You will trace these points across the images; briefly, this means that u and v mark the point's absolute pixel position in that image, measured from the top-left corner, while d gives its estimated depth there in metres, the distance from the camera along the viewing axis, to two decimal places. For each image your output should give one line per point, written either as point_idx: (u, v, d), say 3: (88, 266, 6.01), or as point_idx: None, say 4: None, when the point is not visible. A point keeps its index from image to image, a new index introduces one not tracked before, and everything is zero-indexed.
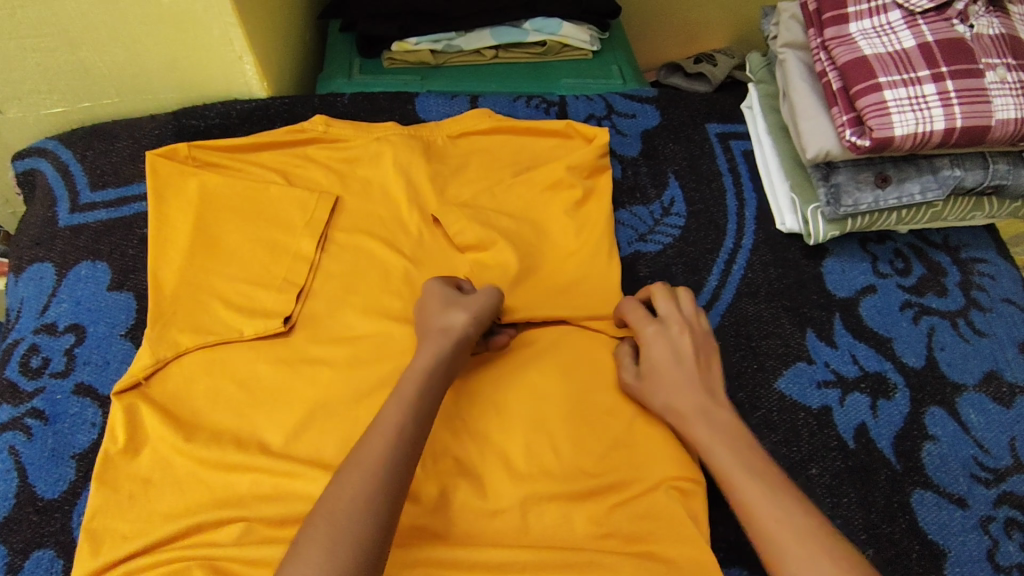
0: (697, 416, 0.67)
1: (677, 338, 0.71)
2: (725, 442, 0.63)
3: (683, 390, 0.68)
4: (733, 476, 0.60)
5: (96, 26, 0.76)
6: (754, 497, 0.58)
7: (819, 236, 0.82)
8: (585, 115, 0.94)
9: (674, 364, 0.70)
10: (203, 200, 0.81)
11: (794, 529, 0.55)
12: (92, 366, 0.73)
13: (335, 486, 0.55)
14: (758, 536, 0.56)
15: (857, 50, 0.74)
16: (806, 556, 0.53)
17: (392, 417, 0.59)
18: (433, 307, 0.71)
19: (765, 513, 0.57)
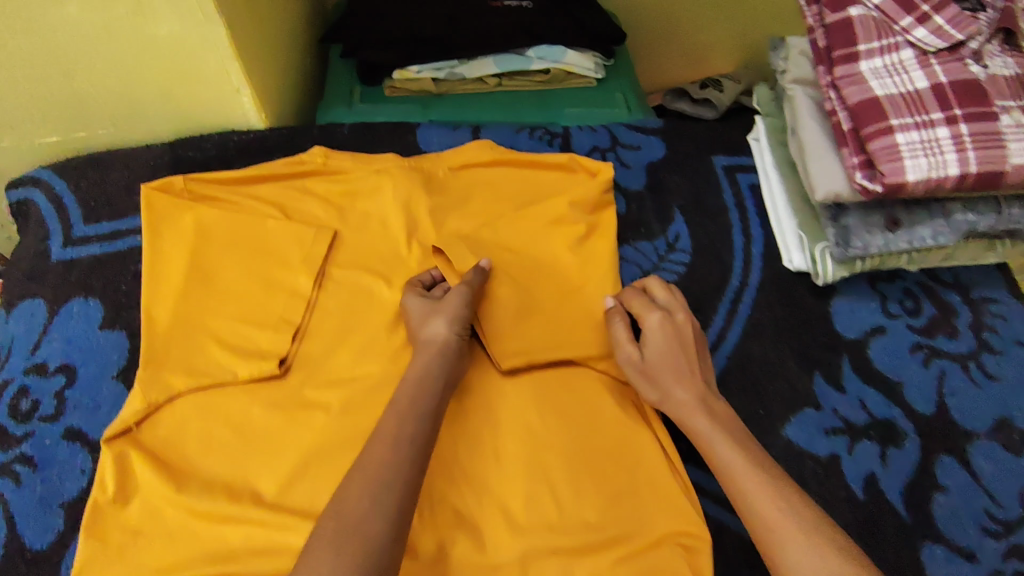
0: (697, 407, 0.68)
1: (677, 328, 0.73)
2: (726, 436, 0.66)
3: (685, 382, 0.69)
4: (736, 469, 0.63)
5: (91, 58, 0.74)
6: (757, 491, 0.61)
7: (828, 277, 0.81)
8: (588, 147, 0.93)
9: (677, 354, 0.71)
10: (199, 235, 0.79)
11: (798, 523, 0.58)
12: (82, 410, 0.71)
13: (342, 491, 0.57)
14: (763, 529, 0.59)
15: (868, 90, 0.72)
16: (809, 548, 0.56)
17: (392, 422, 0.61)
18: (420, 314, 0.73)
19: (768, 507, 0.59)
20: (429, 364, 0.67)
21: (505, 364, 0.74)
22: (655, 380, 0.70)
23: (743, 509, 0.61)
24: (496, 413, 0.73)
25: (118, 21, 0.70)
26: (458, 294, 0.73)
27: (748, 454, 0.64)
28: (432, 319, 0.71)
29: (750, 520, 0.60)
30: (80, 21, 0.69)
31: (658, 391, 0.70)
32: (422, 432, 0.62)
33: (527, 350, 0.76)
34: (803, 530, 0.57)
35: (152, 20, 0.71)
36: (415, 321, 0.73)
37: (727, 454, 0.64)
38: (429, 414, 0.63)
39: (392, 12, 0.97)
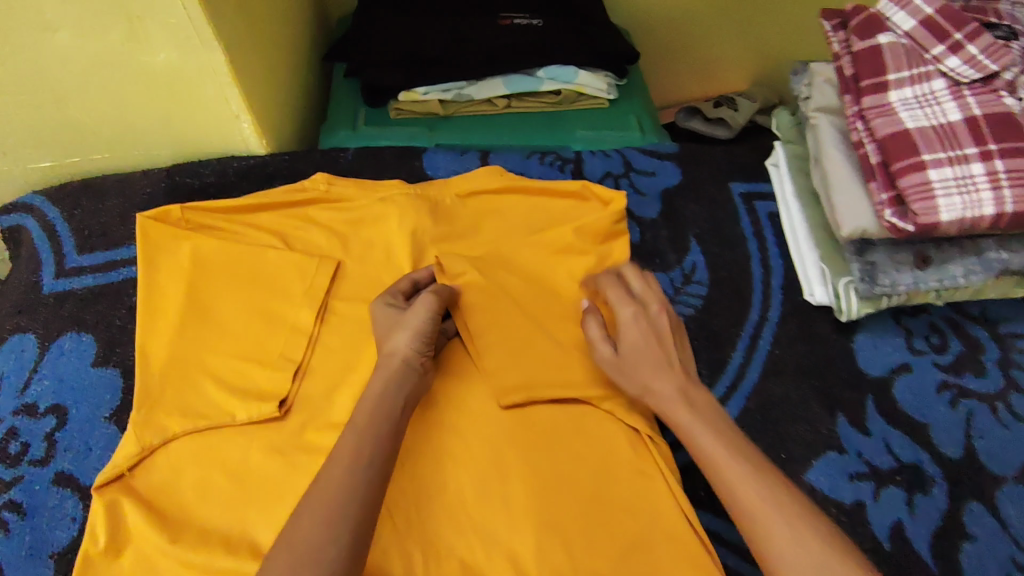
0: (675, 398, 0.64)
1: (654, 319, 0.68)
2: (707, 426, 0.62)
3: (662, 372, 0.65)
4: (720, 460, 0.59)
5: (84, 85, 0.70)
6: (740, 482, 0.57)
7: (852, 313, 0.77)
8: (601, 173, 0.89)
9: (652, 344, 0.67)
10: (196, 267, 0.76)
11: (783, 514, 0.55)
12: (74, 453, 0.68)
13: (295, 518, 0.55)
14: (748, 523, 0.56)
15: (898, 123, 0.69)
16: (796, 540, 0.53)
17: (348, 444, 0.59)
18: (387, 324, 0.69)
19: (752, 499, 0.56)
20: (387, 379, 0.64)
21: (505, 400, 0.71)
22: (630, 374, 0.67)
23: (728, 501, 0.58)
24: (505, 457, 0.70)
25: (112, 47, 0.67)
26: (422, 303, 0.69)
27: (729, 443, 0.60)
28: (395, 330, 0.68)
29: (735, 512, 0.57)
30: (73, 47, 0.66)
31: (635, 385, 0.67)
32: (382, 454, 0.59)
33: (538, 390, 0.72)
34: (790, 522, 0.54)
35: (148, 46, 0.67)
36: (382, 330, 0.69)
37: (708, 444, 0.61)
38: (388, 431, 0.61)
39: (399, 30, 0.94)
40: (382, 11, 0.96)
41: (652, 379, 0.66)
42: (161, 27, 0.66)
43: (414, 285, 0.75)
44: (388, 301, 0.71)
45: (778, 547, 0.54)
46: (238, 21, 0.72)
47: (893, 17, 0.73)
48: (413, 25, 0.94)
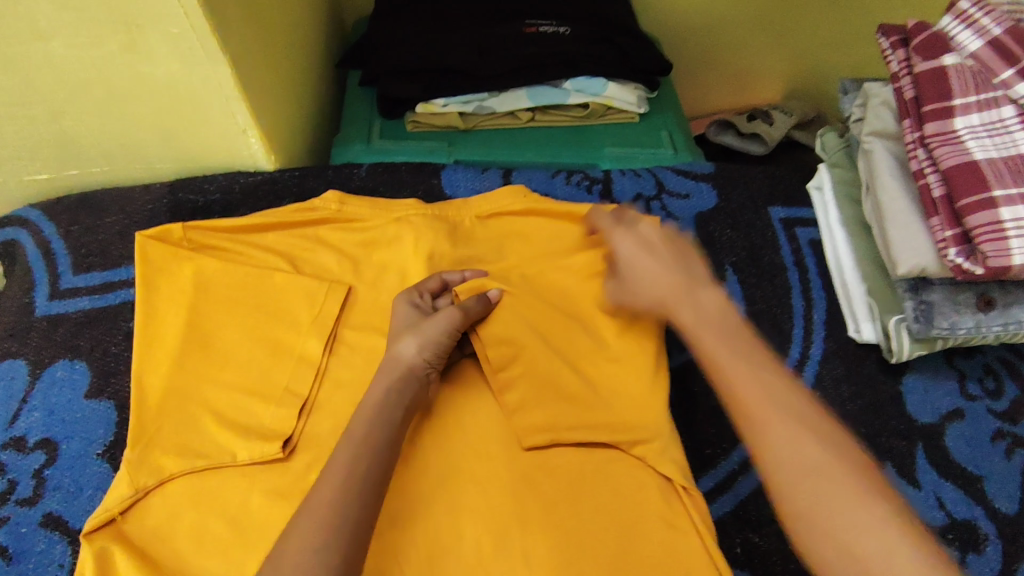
0: (675, 297, 0.61)
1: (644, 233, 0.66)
2: (707, 324, 0.58)
3: (660, 274, 0.63)
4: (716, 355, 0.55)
5: (81, 96, 0.65)
6: (738, 378, 0.53)
7: (903, 355, 0.71)
8: (631, 195, 0.84)
9: (651, 250, 0.65)
10: (198, 290, 0.71)
11: (783, 410, 0.51)
12: (64, 493, 0.64)
13: (281, 545, 0.51)
14: (743, 420, 0.52)
15: (964, 153, 0.63)
16: (791, 439, 0.49)
17: (340, 463, 0.55)
18: (404, 322, 0.66)
19: (750, 395, 0.52)
20: (388, 386, 0.61)
21: (526, 441, 0.66)
22: (630, 291, 0.65)
23: (723, 396, 0.54)
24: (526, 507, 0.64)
25: (110, 58, 0.62)
26: (446, 317, 0.66)
27: (732, 340, 0.56)
28: (411, 332, 0.65)
29: (731, 409, 0.53)
30: (67, 57, 0.61)
31: (640, 299, 0.65)
32: (374, 478, 0.55)
33: (564, 430, 0.67)
34: (788, 420, 0.50)
35: (149, 57, 0.62)
36: (398, 322, 0.67)
37: (708, 339, 0.56)
38: (383, 448, 0.57)
39: (419, 37, 0.88)
40: (402, 17, 0.91)
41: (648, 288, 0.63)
42: (162, 37, 0.60)
43: (443, 286, 0.72)
44: (411, 298, 0.69)
45: (773, 444, 0.49)
46: (246, 30, 0.67)
47: (959, 36, 0.67)
48: (434, 32, 0.89)
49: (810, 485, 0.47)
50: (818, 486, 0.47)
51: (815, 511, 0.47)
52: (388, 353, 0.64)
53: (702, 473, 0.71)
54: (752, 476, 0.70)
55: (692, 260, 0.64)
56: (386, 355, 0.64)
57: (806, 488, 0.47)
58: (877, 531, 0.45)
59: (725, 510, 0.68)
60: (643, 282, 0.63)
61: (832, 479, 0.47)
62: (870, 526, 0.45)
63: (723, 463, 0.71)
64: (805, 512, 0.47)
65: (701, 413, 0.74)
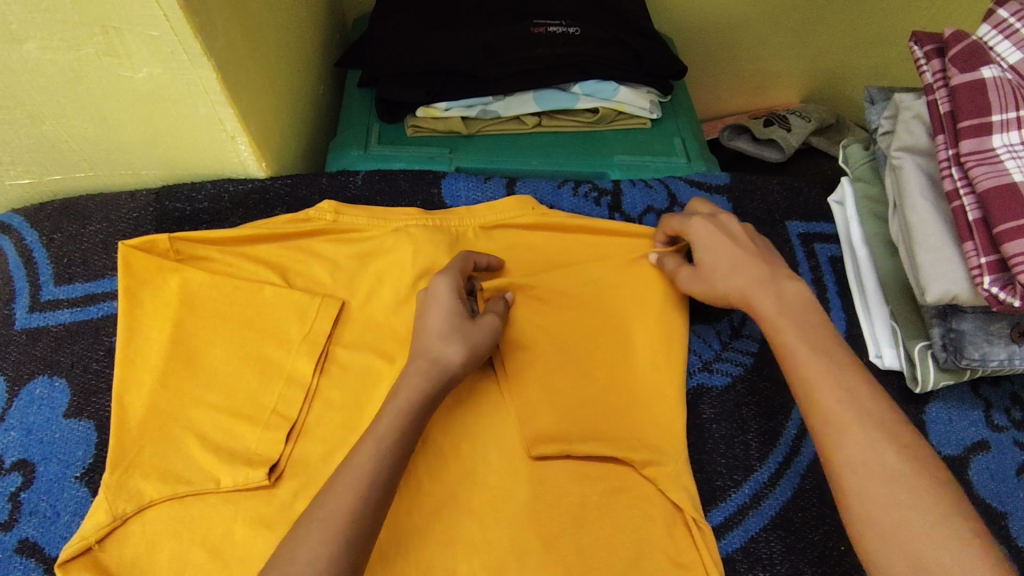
0: (763, 293, 0.60)
1: (724, 228, 0.65)
2: (791, 320, 0.59)
3: (744, 269, 0.62)
4: (798, 354, 0.56)
5: (59, 101, 0.62)
6: (818, 378, 0.55)
7: (928, 384, 0.67)
8: (642, 208, 0.80)
9: (737, 245, 0.63)
10: (184, 304, 0.67)
11: (865, 418, 0.52)
12: (40, 518, 0.61)
13: (285, 552, 0.47)
14: (819, 419, 0.53)
15: (1003, 174, 0.58)
16: (868, 443, 0.51)
17: (350, 475, 0.51)
18: (445, 312, 0.60)
19: (828, 396, 0.54)
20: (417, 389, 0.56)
21: (535, 450, 0.63)
22: (705, 280, 0.64)
23: (800, 391, 0.56)
24: (526, 541, 0.60)
25: (88, 62, 0.58)
26: (489, 329, 0.62)
27: (814, 341, 0.57)
28: (460, 337, 0.59)
29: (806, 405, 0.55)
30: (43, 60, 0.57)
31: (719, 289, 0.63)
32: (383, 493, 0.51)
33: (570, 452, 0.63)
34: (864, 426, 0.51)
35: (129, 62, 0.59)
36: (440, 308, 0.60)
37: (785, 331, 0.58)
38: (395, 461, 0.52)
39: (422, 36, 0.84)
40: (403, 16, 0.87)
41: (730, 275, 0.62)
42: (140, 39, 0.57)
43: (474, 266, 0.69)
44: (457, 284, 0.62)
45: (851, 445, 0.51)
46: (234, 32, 0.63)
47: (997, 47, 0.64)
48: (437, 31, 0.84)
49: (880, 486, 0.49)
50: (890, 490, 0.48)
51: (886, 513, 0.48)
52: (434, 352, 0.58)
53: (712, 505, 0.66)
54: (762, 512, 0.66)
55: (776, 260, 0.64)
56: (432, 352, 0.58)
57: (876, 490, 0.49)
58: (947, 540, 0.46)
59: (736, 546, 0.64)
60: (725, 269, 0.63)
61: (907, 484, 0.48)
62: (940, 535, 0.46)
63: (734, 495, 0.66)
64: (872, 512, 0.48)
65: (712, 441, 0.69)
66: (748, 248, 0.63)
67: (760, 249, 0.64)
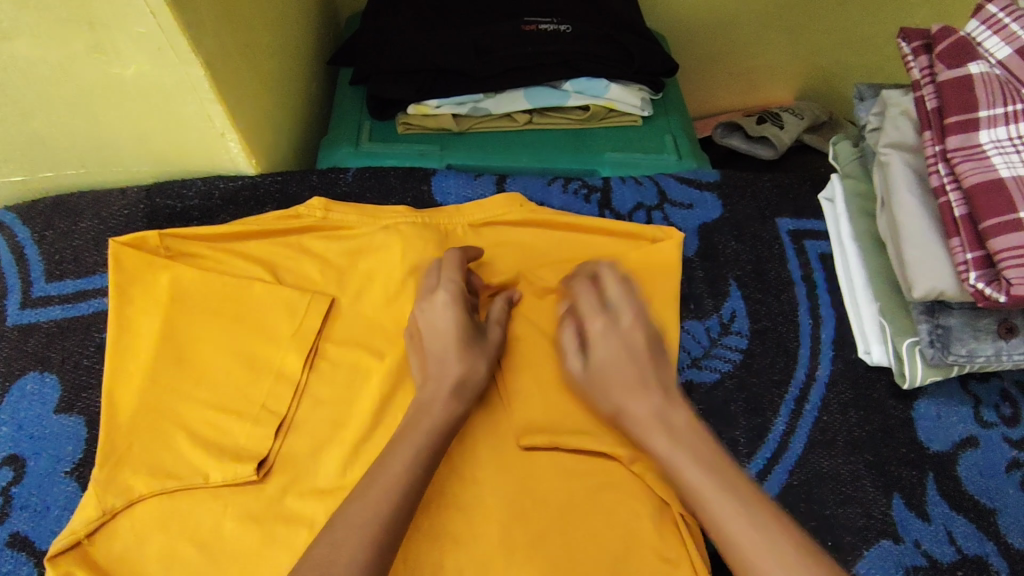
0: (653, 428, 0.56)
1: (622, 336, 0.59)
2: (686, 451, 0.54)
3: (637, 392, 0.57)
4: (702, 491, 0.52)
5: (48, 98, 0.62)
6: (725, 515, 0.50)
7: (915, 381, 0.67)
8: (632, 204, 0.80)
9: (628, 360, 0.58)
10: (174, 300, 0.67)
11: (783, 559, 0.47)
12: (31, 513, 0.61)
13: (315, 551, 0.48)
14: (741, 567, 0.49)
15: (990, 170, 0.58)
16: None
17: (380, 480, 0.52)
18: (460, 334, 0.61)
19: (741, 539, 0.49)
20: (439, 405, 0.58)
21: (525, 440, 0.63)
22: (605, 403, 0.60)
23: (716, 538, 0.51)
24: (514, 537, 0.60)
25: (76, 59, 0.58)
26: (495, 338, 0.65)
27: (712, 470, 0.52)
28: (477, 358, 0.61)
29: (723, 550, 0.50)
30: (33, 58, 0.58)
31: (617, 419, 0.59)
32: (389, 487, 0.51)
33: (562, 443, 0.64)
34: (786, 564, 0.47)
35: (118, 58, 0.59)
36: (455, 330, 0.61)
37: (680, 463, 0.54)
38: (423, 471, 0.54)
39: (413, 33, 0.84)
40: (395, 13, 0.87)
41: (626, 402, 0.57)
42: (129, 36, 0.57)
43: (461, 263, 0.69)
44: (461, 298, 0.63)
45: None
46: (223, 28, 0.63)
47: (985, 43, 0.64)
48: (429, 28, 0.85)
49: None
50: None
51: None
52: (458, 375, 0.59)
53: None
54: None
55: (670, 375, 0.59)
56: (454, 374, 0.59)
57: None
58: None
59: None
60: (619, 393, 0.58)
61: None
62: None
63: None
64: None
65: None
66: (643, 365, 0.58)
67: (657, 362, 0.59)
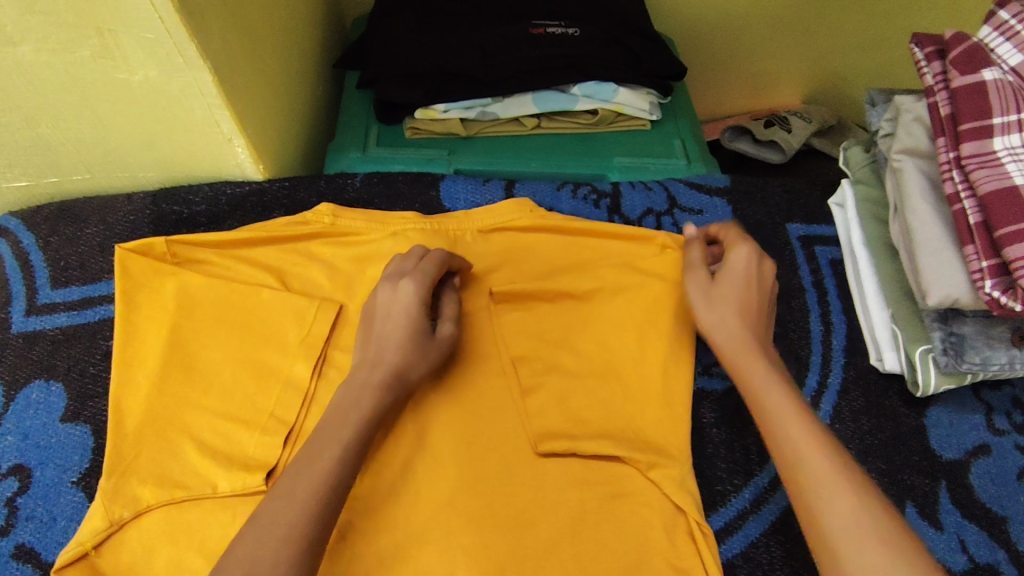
0: (747, 346, 0.59)
1: (760, 271, 0.63)
2: (777, 377, 0.57)
3: (748, 320, 0.61)
4: (784, 412, 0.54)
5: (54, 104, 0.61)
6: (800, 434, 0.52)
7: (928, 388, 0.67)
8: (641, 210, 0.80)
9: (752, 287, 0.62)
10: (181, 308, 0.67)
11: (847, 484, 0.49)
12: (36, 524, 0.60)
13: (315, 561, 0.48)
14: (800, 477, 0.51)
15: (1005, 177, 0.58)
16: (858, 508, 0.48)
17: (317, 475, 0.51)
18: (409, 322, 0.59)
19: (809, 450, 0.51)
20: (369, 391, 0.56)
21: (543, 446, 0.62)
22: (714, 302, 0.62)
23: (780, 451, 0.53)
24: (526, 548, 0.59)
25: (81, 64, 0.58)
26: (445, 340, 0.61)
27: (805, 404, 0.55)
28: (417, 352, 0.59)
29: (790, 463, 0.52)
30: (38, 62, 0.57)
31: (709, 321, 0.61)
32: None
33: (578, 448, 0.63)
34: (854, 490, 0.49)
35: (124, 63, 0.58)
36: (407, 317, 0.59)
37: (769, 388, 0.56)
38: None
39: (420, 37, 0.84)
40: (401, 17, 0.87)
41: (730, 318, 0.61)
42: (136, 41, 0.56)
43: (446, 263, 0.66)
44: (420, 291, 0.60)
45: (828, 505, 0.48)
46: (228, 31, 0.62)
47: (998, 49, 0.63)
48: (436, 32, 0.84)
49: (877, 553, 0.46)
50: (887, 553, 0.45)
51: None
52: (395, 366, 0.57)
53: (712, 510, 0.66)
54: (763, 516, 0.66)
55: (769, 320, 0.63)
56: (392, 365, 0.57)
57: (875, 558, 0.45)
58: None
59: (736, 552, 0.64)
60: (733, 307, 0.61)
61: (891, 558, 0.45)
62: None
63: (734, 500, 0.66)
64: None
65: (711, 445, 0.69)
66: (763, 298, 0.62)
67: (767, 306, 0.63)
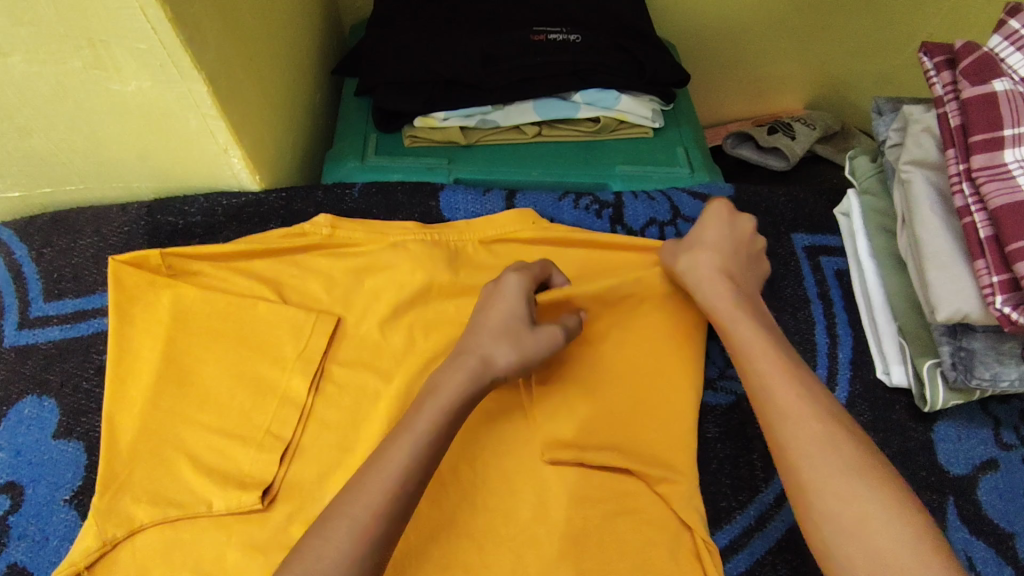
0: (718, 286, 0.62)
1: (738, 229, 0.66)
2: (744, 314, 0.60)
3: (722, 265, 0.63)
4: (752, 347, 0.57)
5: (47, 114, 0.60)
6: (765, 364, 0.56)
7: (937, 404, 0.66)
8: (644, 220, 0.79)
9: (726, 241, 0.65)
10: (176, 321, 0.65)
11: (807, 405, 0.53)
12: (28, 543, 0.59)
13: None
14: (765, 403, 0.54)
15: (1016, 190, 0.57)
16: (818, 429, 0.52)
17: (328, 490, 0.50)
18: (511, 314, 0.59)
19: (773, 377, 0.55)
20: (461, 375, 0.55)
21: (550, 454, 0.61)
22: (689, 252, 0.64)
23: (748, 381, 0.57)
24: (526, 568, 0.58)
25: (73, 76, 0.57)
26: (549, 339, 0.59)
27: (771, 337, 0.58)
28: (512, 343, 0.58)
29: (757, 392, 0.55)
30: (30, 73, 0.56)
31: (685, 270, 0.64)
32: (399, 519, 0.48)
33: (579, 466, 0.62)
34: (814, 413, 0.52)
35: (118, 75, 0.57)
36: (505, 308, 0.59)
37: (747, 337, 0.58)
38: None
39: (417, 45, 0.82)
40: (400, 23, 0.86)
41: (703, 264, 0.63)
42: (129, 52, 0.55)
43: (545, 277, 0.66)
44: (525, 286, 0.61)
45: (787, 424, 0.53)
46: (223, 39, 0.61)
47: (1008, 59, 0.62)
48: (435, 39, 0.83)
49: (848, 491, 0.49)
50: (851, 484, 0.49)
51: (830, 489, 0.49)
52: (483, 350, 0.57)
53: (716, 527, 0.65)
54: (768, 534, 0.64)
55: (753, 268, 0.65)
56: (482, 351, 0.56)
57: (843, 498, 0.49)
58: (907, 536, 0.46)
59: (740, 570, 0.63)
60: (707, 254, 0.63)
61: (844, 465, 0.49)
62: (899, 528, 0.46)
63: (739, 517, 0.65)
64: (832, 505, 0.49)
65: (716, 461, 0.67)
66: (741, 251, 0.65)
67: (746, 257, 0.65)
